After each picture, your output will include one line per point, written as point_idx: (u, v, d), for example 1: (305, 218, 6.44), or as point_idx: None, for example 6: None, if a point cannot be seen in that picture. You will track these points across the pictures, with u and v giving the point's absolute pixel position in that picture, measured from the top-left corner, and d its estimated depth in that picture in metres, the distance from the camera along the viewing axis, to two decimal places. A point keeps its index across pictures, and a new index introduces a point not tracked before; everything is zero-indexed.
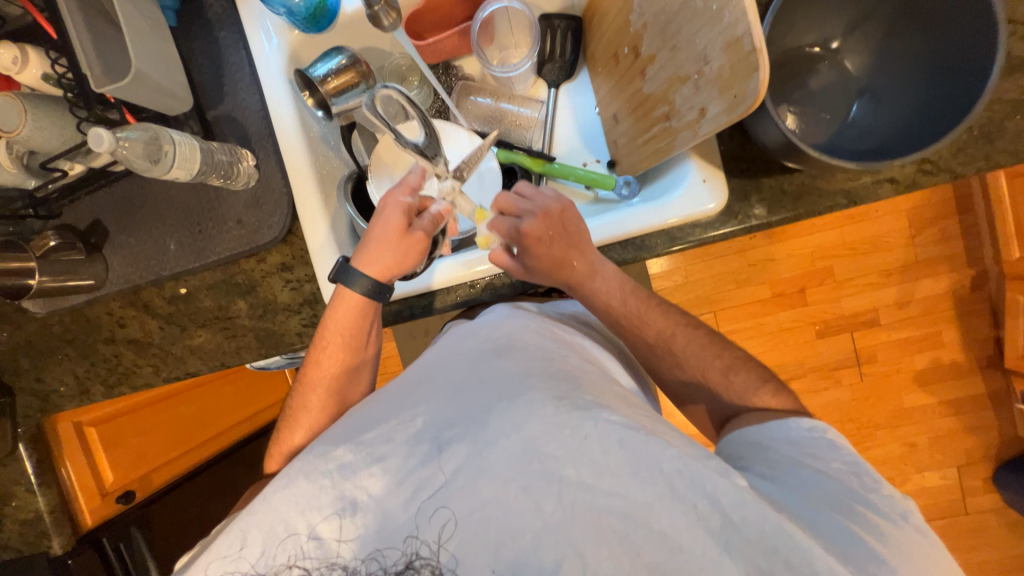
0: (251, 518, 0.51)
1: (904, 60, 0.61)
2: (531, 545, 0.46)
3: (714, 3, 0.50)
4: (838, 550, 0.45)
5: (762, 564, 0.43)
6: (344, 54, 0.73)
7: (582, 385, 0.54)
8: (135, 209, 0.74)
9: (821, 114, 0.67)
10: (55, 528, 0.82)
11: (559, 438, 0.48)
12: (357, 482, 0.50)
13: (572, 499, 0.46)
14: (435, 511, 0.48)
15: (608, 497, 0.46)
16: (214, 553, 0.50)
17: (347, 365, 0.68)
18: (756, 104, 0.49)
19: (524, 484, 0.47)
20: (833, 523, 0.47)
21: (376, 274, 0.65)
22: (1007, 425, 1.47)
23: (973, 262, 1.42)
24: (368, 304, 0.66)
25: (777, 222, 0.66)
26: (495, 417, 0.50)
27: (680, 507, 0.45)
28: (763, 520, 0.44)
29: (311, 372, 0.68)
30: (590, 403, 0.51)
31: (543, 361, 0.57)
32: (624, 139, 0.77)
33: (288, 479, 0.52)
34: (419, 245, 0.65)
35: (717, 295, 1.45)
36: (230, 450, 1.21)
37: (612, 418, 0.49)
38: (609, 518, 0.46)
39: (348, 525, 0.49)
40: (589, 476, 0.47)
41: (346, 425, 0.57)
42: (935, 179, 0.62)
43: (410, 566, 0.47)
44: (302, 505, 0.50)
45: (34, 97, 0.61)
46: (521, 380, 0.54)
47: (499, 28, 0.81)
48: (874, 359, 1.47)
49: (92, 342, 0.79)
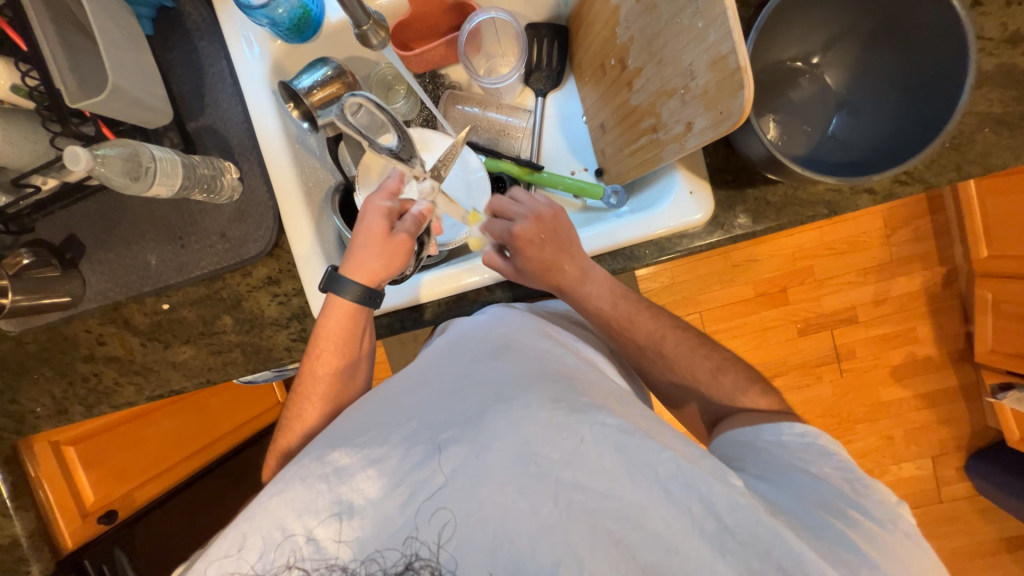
0: (248, 521, 0.49)
1: (882, 74, 0.63)
2: (529, 546, 0.45)
3: (699, 22, 0.51)
4: (823, 551, 0.46)
5: (755, 564, 0.44)
6: (329, 66, 0.71)
7: (578, 387, 0.55)
8: (113, 223, 0.72)
9: (805, 127, 0.68)
10: (35, 553, 0.80)
11: (556, 441, 0.48)
12: (353, 485, 0.49)
13: (567, 500, 0.46)
14: (435, 513, 0.47)
15: (604, 499, 0.47)
16: (213, 554, 0.49)
17: (341, 373, 0.66)
18: (741, 121, 0.50)
19: (521, 487, 0.47)
20: (819, 524, 0.48)
21: (365, 280, 0.63)
22: (977, 416, 1.54)
23: (944, 260, 1.47)
24: (358, 311, 0.65)
25: (761, 231, 0.68)
26: (491, 420, 0.50)
27: (675, 508, 0.47)
28: (755, 523, 0.46)
29: (305, 382, 0.65)
30: (585, 406, 0.51)
31: (540, 363, 0.58)
32: (611, 148, 0.78)
33: (286, 483, 0.50)
34: (403, 248, 0.64)
35: (703, 295, 1.47)
36: (215, 464, 1.18)
37: (609, 421, 0.50)
38: (603, 520, 0.46)
39: (348, 527, 0.48)
40: (585, 477, 0.47)
41: (343, 426, 0.56)
42: (911, 189, 0.64)
43: (409, 568, 0.46)
44: (299, 509, 0.49)
45: (6, 112, 0.59)
46: (518, 381, 0.54)
47: (486, 38, 0.80)
48: (853, 356, 1.52)
49: (70, 361, 0.77)
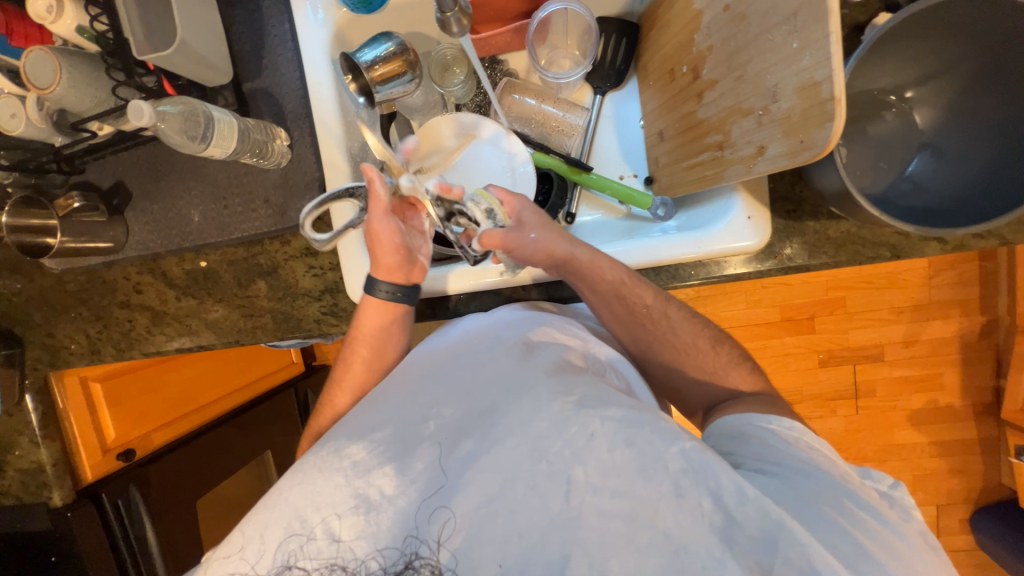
0: (268, 513, 0.48)
1: (975, 118, 0.59)
2: (539, 542, 0.44)
3: (794, 42, 0.47)
4: (826, 545, 0.42)
5: (763, 560, 0.41)
6: (393, 41, 0.68)
7: (591, 381, 0.53)
8: (161, 175, 0.72)
9: (877, 163, 0.65)
10: (56, 480, 0.84)
11: (566, 435, 0.47)
12: (370, 480, 0.47)
13: (579, 499, 0.45)
14: (435, 511, 0.46)
15: (614, 498, 0.45)
16: (221, 557, 0.47)
17: (374, 364, 0.66)
18: (822, 154, 0.47)
19: (531, 482, 0.46)
20: (827, 520, 0.44)
21: (395, 279, 0.65)
22: (992, 472, 1.50)
23: (986, 310, 1.41)
24: (395, 309, 0.66)
25: (815, 266, 0.67)
26: (504, 414, 0.50)
27: (684, 506, 0.43)
28: (763, 515, 0.42)
29: (337, 369, 0.67)
30: (594, 398, 0.49)
31: (560, 364, 0.56)
32: (667, 158, 0.75)
33: (305, 475, 0.49)
34: (384, 235, 0.62)
35: (727, 312, 1.44)
36: (236, 412, 1.18)
37: (618, 416, 0.47)
38: (614, 523, 0.44)
39: (360, 521, 0.46)
40: (596, 476, 0.45)
41: (352, 423, 0.54)
42: (983, 243, 0.62)
43: (409, 566, 0.44)
44: (318, 502, 0.47)
45: (70, 53, 0.59)
46: (531, 375, 0.53)
47: (553, 28, 0.77)
48: (872, 394, 1.48)
49: (107, 305, 0.79)
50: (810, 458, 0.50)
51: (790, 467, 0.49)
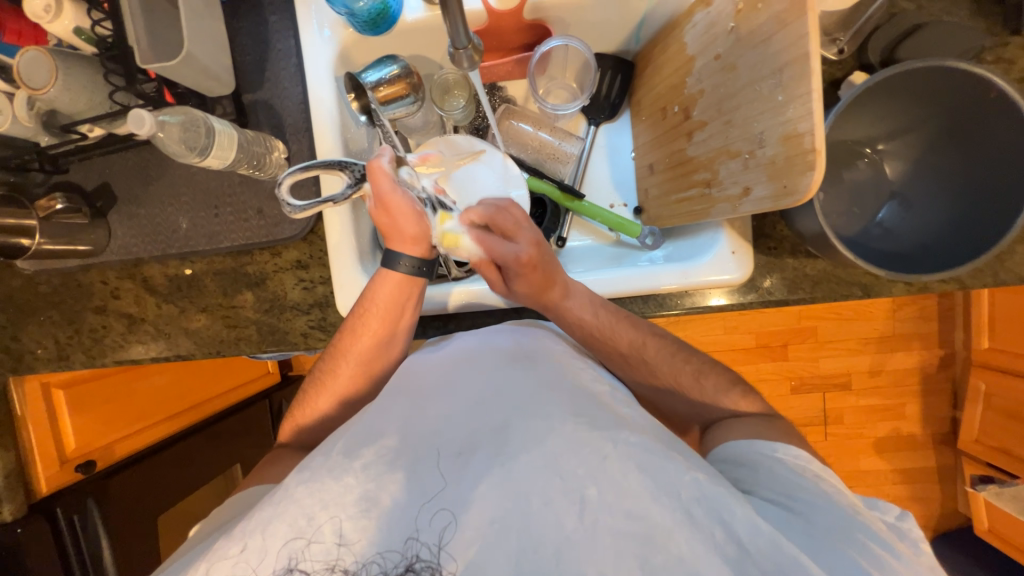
0: (273, 509, 0.46)
1: (938, 173, 0.64)
2: (553, 556, 0.44)
3: (779, 95, 0.51)
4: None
5: None
6: (398, 63, 0.70)
7: (600, 403, 0.54)
8: (150, 180, 0.71)
9: (851, 207, 0.69)
10: (7, 492, 0.79)
11: (580, 454, 0.47)
12: (381, 485, 0.47)
13: (593, 518, 0.45)
14: (437, 513, 0.46)
15: (627, 518, 0.45)
16: (220, 556, 0.45)
17: (382, 340, 0.65)
18: (804, 199, 0.50)
19: (546, 498, 0.46)
20: (835, 552, 0.44)
21: (420, 252, 0.65)
22: (950, 499, 1.57)
23: (945, 344, 1.49)
24: (412, 284, 0.65)
25: (794, 301, 0.70)
26: (516, 430, 0.50)
27: (698, 533, 0.44)
28: (777, 548, 0.42)
29: (343, 339, 0.65)
30: (608, 423, 0.50)
31: (560, 375, 0.57)
32: (655, 190, 0.78)
33: (313, 473, 0.48)
34: (404, 205, 0.61)
35: (706, 337, 1.48)
36: (204, 424, 1.13)
37: (632, 440, 0.48)
38: (628, 542, 0.44)
39: (367, 522, 0.45)
40: (610, 496, 0.45)
41: (359, 427, 0.53)
42: (946, 287, 0.67)
43: (409, 569, 0.44)
44: (327, 500, 0.46)
45: (67, 55, 0.58)
46: (539, 393, 0.54)
47: (554, 62, 0.80)
48: (840, 421, 1.54)
49: (81, 309, 0.76)
50: (815, 488, 0.50)
51: (797, 497, 0.49)
